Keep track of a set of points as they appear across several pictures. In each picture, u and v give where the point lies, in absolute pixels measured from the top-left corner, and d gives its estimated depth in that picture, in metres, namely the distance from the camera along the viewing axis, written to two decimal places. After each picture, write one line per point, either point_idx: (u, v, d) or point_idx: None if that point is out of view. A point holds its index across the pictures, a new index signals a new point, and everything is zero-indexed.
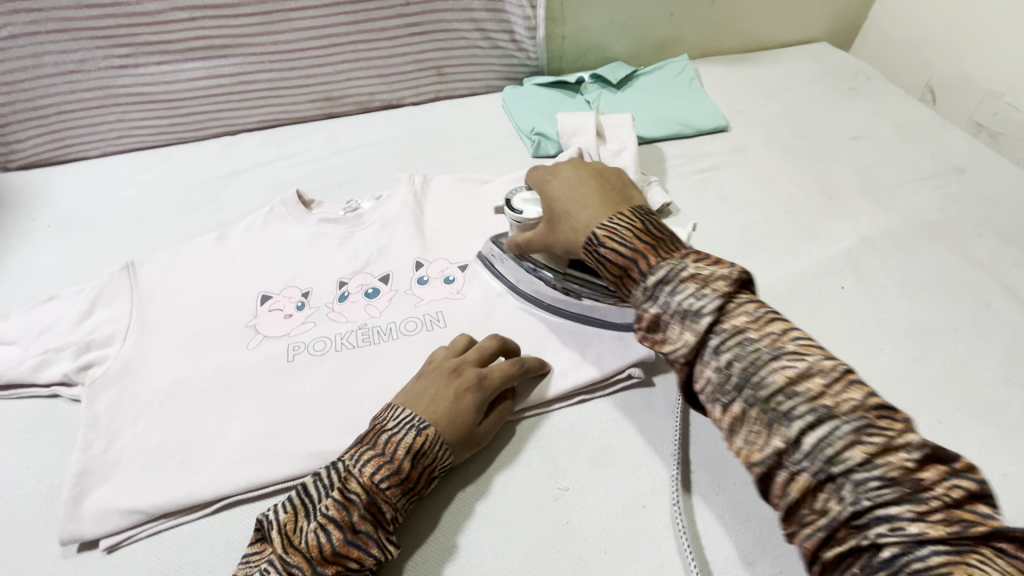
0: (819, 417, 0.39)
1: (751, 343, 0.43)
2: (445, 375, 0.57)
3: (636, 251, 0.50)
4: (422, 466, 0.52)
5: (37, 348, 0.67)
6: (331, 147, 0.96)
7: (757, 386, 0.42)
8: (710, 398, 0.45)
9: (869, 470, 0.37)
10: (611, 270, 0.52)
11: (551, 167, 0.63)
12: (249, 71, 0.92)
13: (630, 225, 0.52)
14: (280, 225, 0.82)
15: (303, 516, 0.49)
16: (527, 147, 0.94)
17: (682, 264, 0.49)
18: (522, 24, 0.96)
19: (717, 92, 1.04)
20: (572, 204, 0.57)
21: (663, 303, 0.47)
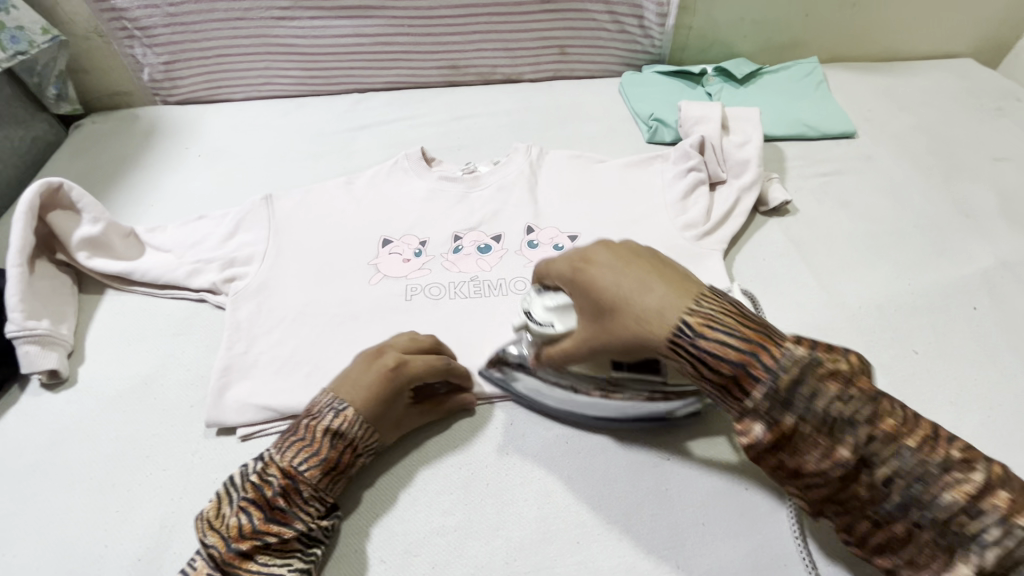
0: (862, 422, 0.41)
1: (807, 370, 0.41)
2: (369, 358, 0.58)
3: (749, 344, 0.42)
4: (342, 446, 0.54)
5: (190, 258, 0.75)
6: (452, 113, 1.00)
7: (811, 402, 0.41)
8: (756, 416, 0.42)
9: (834, 406, 0.41)
10: (714, 375, 0.43)
11: (583, 248, 0.50)
12: (389, 33, 0.98)
13: (720, 308, 0.44)
14: (402, 178, 0.87)
15: (225, 503, 0.52)
16: (641, 132, 0.94)
17: (803, 351, 0.42)
18: (653, 10, 0.97)
19: (846, 98, 1.00)
20: (630, 292, 0.45)
21: (802, 412, 0.41)
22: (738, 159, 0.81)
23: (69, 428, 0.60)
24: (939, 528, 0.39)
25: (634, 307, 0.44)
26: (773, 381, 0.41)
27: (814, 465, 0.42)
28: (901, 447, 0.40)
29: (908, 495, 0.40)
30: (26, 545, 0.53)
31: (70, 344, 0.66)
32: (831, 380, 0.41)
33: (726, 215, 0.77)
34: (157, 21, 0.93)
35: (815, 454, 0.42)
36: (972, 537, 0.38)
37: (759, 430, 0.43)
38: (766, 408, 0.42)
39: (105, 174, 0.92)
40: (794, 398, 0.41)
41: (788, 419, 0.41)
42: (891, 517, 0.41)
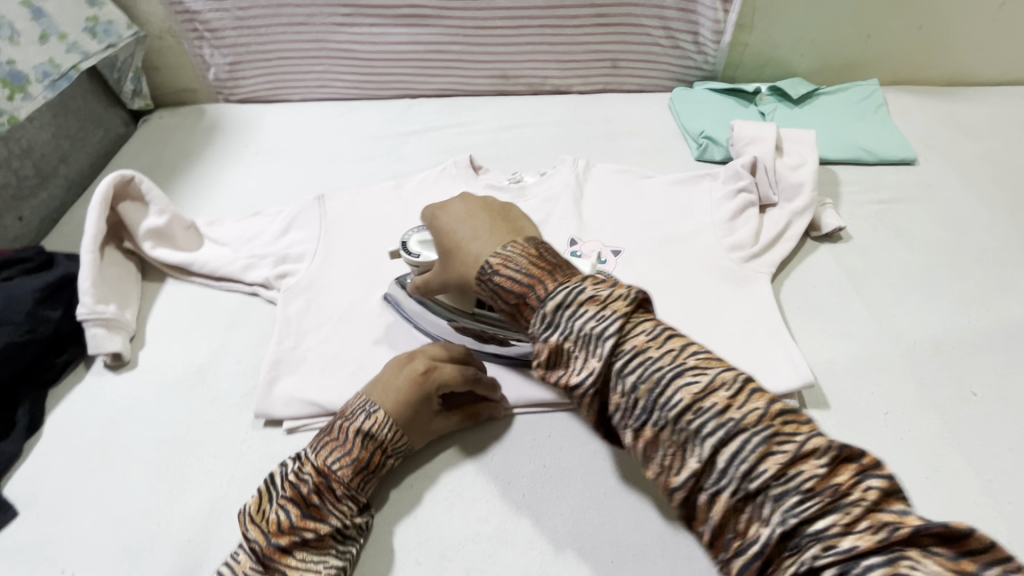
0: (727, 430, 0.40)
1: (652, 360, 0.44)
2: (401, 361, 0.59)
3: (531, 277, 0.49)
4: (375, 447, 0.55)
5: (246, 253, 0.78)
6: (500, 122, 1.01)
7: (664, 402, 0.42)
8: (622, 421, 0.45)
9: (697, 409, 0.41)
10: (506, 299, 0.50)
11: (439, 200, 0.59)
12: (443, 41, 1.00)
13: (522, 252, 0.50)
14: (449, 184, 0.88)
15: (265, 499, 0.53)
16: (690, 149, 0.94)
17: (578, 284, 0.47)
18: (710, 27, 0.96)
19: (907, 123, 0.97)
20: (464, 237, 0.54)
21: (563, 330, 0.46)
22: (791, 182, 0.79)
23: (129, 409, 0.64)
24: (754, 498, 0.39)
25: (467, 252, 0.53)
26: (602, 326, 0.45)
27: (637, 432, 0.44)
28: (722, 415, 0.41)
29: (701, 454, 0.41)
30: (85, 518, 0.56)
31: (132, 329, 0.70)
32: (693, 388, 0.42)
33: (775, 239, 0.76)
34: (227, 24, 0.98)
35: (622, 398, 0.44)
36: (786, 505, 0.38)
37: (578, 374, 0.46)
38: (541, 331, 0.47)
39: (168, 167, 0.97)
40: (619, 360, 0.45)
41: (647, 424, 0.43)
42: (710, 490, 0.41)
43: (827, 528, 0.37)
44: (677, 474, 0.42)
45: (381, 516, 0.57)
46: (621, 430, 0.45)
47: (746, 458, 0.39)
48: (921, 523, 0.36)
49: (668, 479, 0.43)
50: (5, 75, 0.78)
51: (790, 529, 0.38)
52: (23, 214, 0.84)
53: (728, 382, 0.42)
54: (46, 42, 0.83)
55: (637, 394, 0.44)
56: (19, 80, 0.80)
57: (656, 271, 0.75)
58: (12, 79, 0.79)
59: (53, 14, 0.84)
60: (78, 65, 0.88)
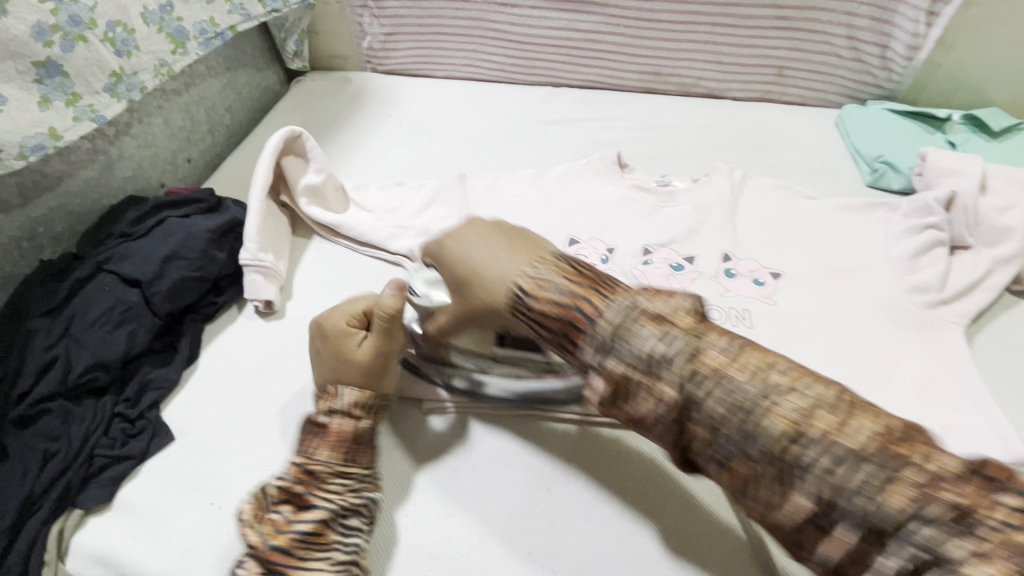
0: (834, 462, 0.35)
1: (734, 385, 0.39)
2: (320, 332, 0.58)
3: (574, 298, 0.44)
4: (349, 419, 0.53)
5: (390, 221, 0.79)
6: (647, 121, 0.97)
7: (756, 434, 0.37)
8: (701, 454, 0.40)
9: (807, 445, 0.36)
10: (549, 328, 0.44)
11: (449, 231, 0.52)
12: (602, 31, 0.96)
13: (555, 271, 0.45)
14: (593, 179, 0.85)
15: (259, 506, 0.51)
16: (861, 173, 0.85)
17: (631, 301, 0.43)
18: (904, 41, 0.86)
19: None
20: (482, 262, 0.47)
21: (621, 357, 0.41)
22: (996, 225, 0.69)
23: (277, 357, 0.65)
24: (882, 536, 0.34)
25: (489, 276, 0.47)
26: (599, 332, 0.42)
27: (603, 374, 0.42)
28: (714, 376, 0.39)
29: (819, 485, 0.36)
30: (233, 456, 0.58)
31: (282, 280, 0.72)
32: (788, 415, 0.37)
33: (968, 288, 0.67)
34: None
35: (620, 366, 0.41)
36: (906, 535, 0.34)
37: (650, 407, 0.41)
38: (593, 360, 0.43)
39: (317, 128, 1.00)
40: (616, 342, 0.41)
41: (739, 460, 0.38)
42: (822, 520, 0.36)
43: (930, 528, 0.33)
44: (780, 516, 0.38)
45: (516, 514, 0.55)
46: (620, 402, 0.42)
47: (824, 455, 0.36)
48: None
49: (753, 513, 0.39)
50: (172, 30, 0.78)
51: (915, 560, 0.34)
52: (190, 157, 0.89)
53: (828, 403, 0.37)
54: (213, 1, 0.82)
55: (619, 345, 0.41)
56: (181, 36, 0.79)
57: (823, 301, 0.68)
58: (175, 35, 0.78)
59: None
60: (235, 27, 0.87)
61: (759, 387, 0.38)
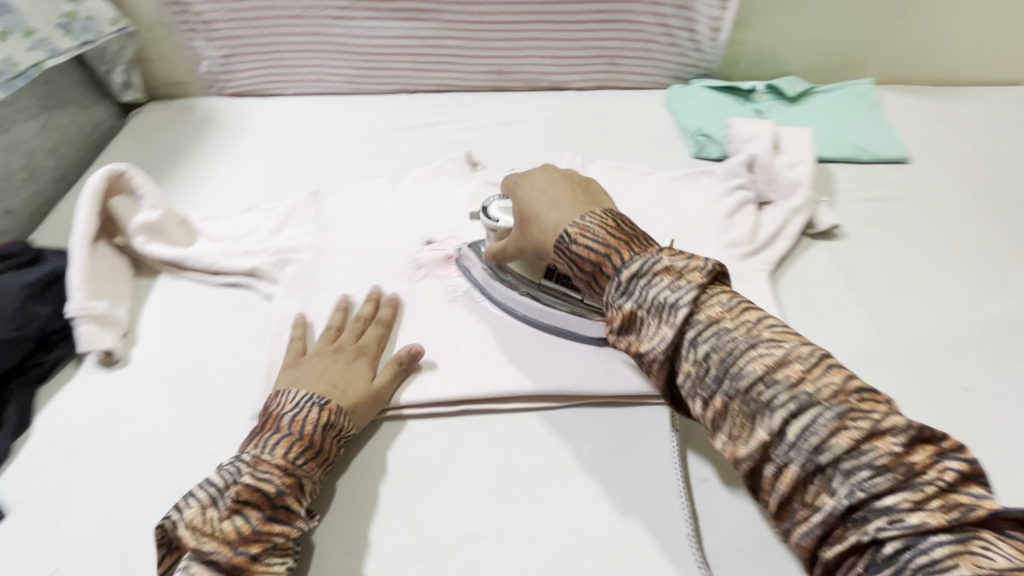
0: (799, 405, 0.42)
1: (726, 332, 0.46)
2: (330, 354, 0.62)
3: (608, 248, 0.52)
4: (331, 435, 0.55)
5: (241, 247, 0.77)
6: (497, 118, 1.01)
7: (736, 374, 0.44)
8: (691, 392, 0.47)
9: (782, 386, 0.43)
10: (581, 269, 0.54)
11: (523, 172, 0.64)
12: (440, 37, 0.99)
13: (601, 223, 0.54)
14: (446, 180, 0.88)
15: (211, 507, 0.49)
16: (687, 146, 0.94)
17: (654, 257, 0.51)
18: (707, 23, 0.96)
19: (899, 122, 0.98)
20: (541, 206, 0.59)
21: (638, 297, 0.50)
22: (789, 179, 0.79)
23: (122, 406, 0.63)
24: (825, 472, 0.40)
25: (541, 221, 0.58)
26: (619, 276, 0.51)
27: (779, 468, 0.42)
28: (888, 468, 0.38)
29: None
30: (76, 518, 0.55)
31: (124, 326, 0.69)
32: (768, 361, 0.44)
33: (771, 237, 0.76)
34: (220, 16, 0.96)
35: (765, 435, 0.43)
36: (852, 477, 0.39)
37: (613, 316, 0.51)
38: (613, 298, 0.51)
39: (160, 160, 0.95)
40: (632, 286, 0.50)
41: (718, 394, 0.45)
42: (868, 546, 0.38)
43: (917, 513, 0.37)
44: (745, 445, 0.44)
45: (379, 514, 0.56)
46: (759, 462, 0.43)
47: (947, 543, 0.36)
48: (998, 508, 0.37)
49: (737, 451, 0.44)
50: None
51: (856, 503, 0.39)
52: (9, 208, 0.82)
53: (805, 357, 0.44)
54: (6, 39, 0.77)
55: (786, 431, 0.42)
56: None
57: None
58: None
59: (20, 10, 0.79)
60: (41, 64, 0.82)
61: (751, 338, 0.45)
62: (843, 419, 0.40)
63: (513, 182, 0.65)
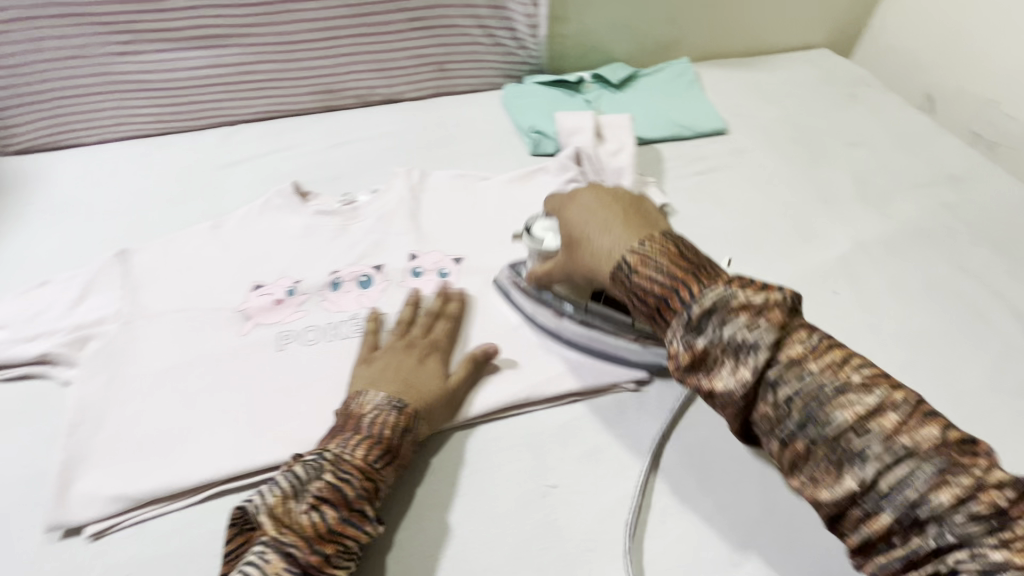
0: (897, 455, 0.40)
1: (811, 375, 0.44)
2: (403, 350, 0.62)
3: (676, 279, 0.49)
4: (407, 437, 0.55)
5: (30, 331, 0.67)
6: (330, 141, 0.96)
7: (825, 421, 0.43)
8: (767, 432, 0.47)
9: (870, 433, 0.41)
10: (644, 301, 0.51)
11: (567, 194, 0.64)
12: (251, 62, 0.92)
13: (661, 250, 0.52)
14: (276, 216, 0.81)
15: (291, 499, 0.48)
16: (525, 145, 0.94)
17: (728, 289, 0.48)
18: (523, 21, 0.97)
19: (716, 96, 1.04)
20: (591, 229, 0.57)
21: (712, 336, 0.46)
22: (614, 166, 0.81)
23: None
24: (914, 514, 0.39)
25: (592, 246, 0.56)
26: (688, 313, 0.48)
27: (784, 440, 0.45)
28: (890, 439, 0.41)
29: (948, 546, 0.38)
30: None
31: None
32: (859, 410, 0.42)
33: None
34: None
35: (770, 408, 0.46)
36: (925, 508, 0.39)
37: (680, 351, 0.48)
38: (676, 335, 0.48)
39: None
40: (705, 325, 0.47)
41: (800, 438, 0.44)
42: (868, 511, 0.41)
43: (985, 537, 0.37)
44: (830, 489, 0.42)
45: None
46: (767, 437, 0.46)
47: (974, 522, 0.37)
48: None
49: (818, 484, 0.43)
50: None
51: (936, 528, 0.38)
52: None
53: (900, 408, 0.42)
54: None
55: (792, 406, 0.44)
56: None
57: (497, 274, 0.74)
58: None
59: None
60: None
61: (853, 385, 0.44)
62: (846, 395, 0.43)
63: (557, 208, 0.64)
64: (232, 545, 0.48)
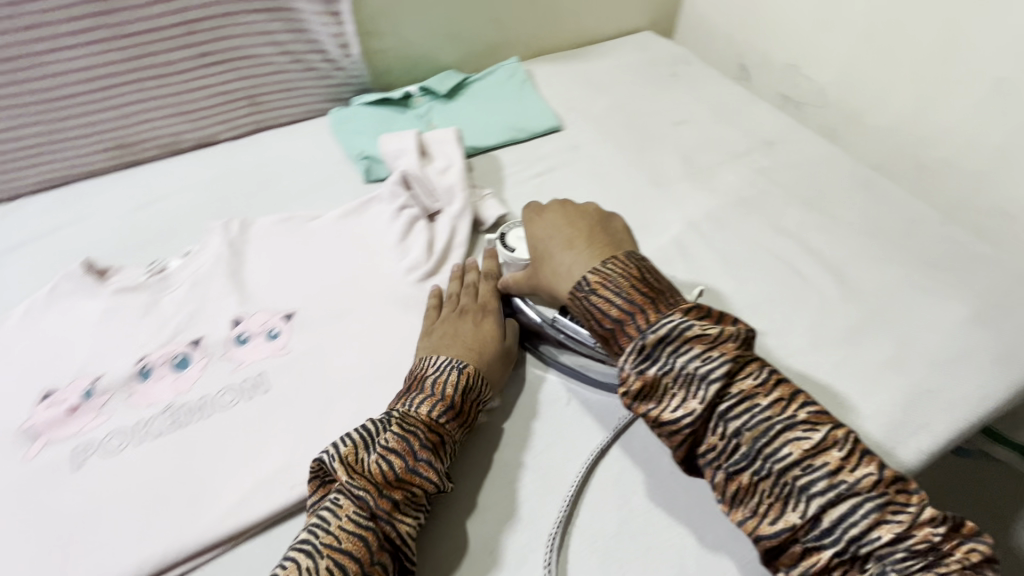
0: (838, 492, 0.45)
1: (760, 410, 0.48)
2: (457, 317, 0.64)
3: (633, 304, 0.54)
4: (467, 399, 0.57)
5: None
6: (133, 202, 0.84)
7: (773, 455, 0.47)
8: (712, 463, 0.49)
9: (811, 467, 0.45)
10: (601, 322, 0.55)
11: (538, 205, 0.68)
12: (10, 127, 0.78)
13: (623, 274, 0.56)
14: (68, 304, 0.70)
15: (362, 449, 0.51)
16: (357, 173, 0.89)
17: (684, 320, 0.52)
18: (331, 42, 0.90)
19: (549, 92, 1.04)
20: (554, 247, 0.62)
21: (666, 365, 0.50)
22: (443, 186, 0.79)
23: None
24: (852, 553, 0.44)
25: (558, 258, 0.61)
26: (642, 341, 0.51)
27: (730, 473, 0.48)
28: (833, 476, 0.45)
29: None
30: None
31: None
32: (804, 445, 0.46)
33: (446, 249, 0.74)
34: None
35: (720, 441, 0.49)
36: (864, 544, 0.44)
37: (631, 379, 0.51)
38: (627, 363, 0.51)
39: None
40: (658, 352, 0.51)
41: (748, 471, 0.47)
42: (809, 544, 0.45)
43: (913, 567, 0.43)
44: (775, 518, 0.46)
45: None
46: (713, 469, 0.49)
47: (904, 555, 0.43)
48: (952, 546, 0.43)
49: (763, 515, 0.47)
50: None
51: (873, 564, 0.43)
52: None
53: (840, 441, 0.47)
54: None
55: (741, 440, 0.48)
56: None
57: (333, 322, 0.68)
58: None
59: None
60: None
61: (802, 418, 0.48)
62: (795, 431, 0.47)
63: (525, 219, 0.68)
64: (310, 488, 0.52)
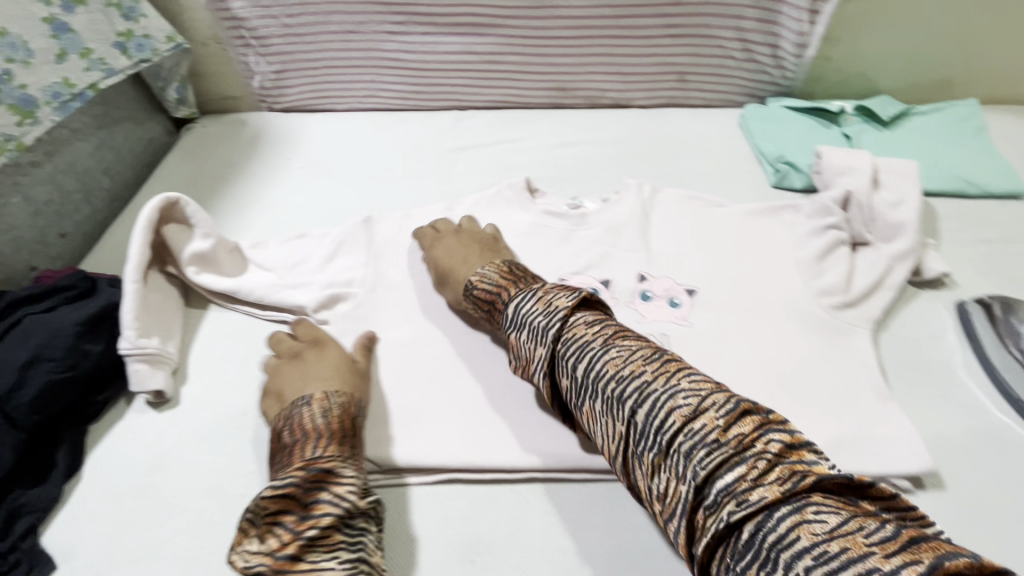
0: (645, 397, 0.49)
1: (594, 345, 0.54)
2: (298, 358, 0.64)
3: (500, 287, 0.65)
4: (334, 415, 0.57)
5: (293, 280, 0.74)
6: (555, 139, 0.96)
7: (591, 371, 0.52)
8: (578, 404, 0.55)
9: (623, 378, 0.51)
10: (484, 305, 0.66)
11: (435, 228, 0.76)
12: (498, 52, 0.93)
13: (496, 270, 0.67)
14: (504, 209, 0.82)
15: (252, 531, 0.49)
16: (766, 174, 0.86)
17: (535, 291, 0.61)
18: (792, 39, 0.88)
19: (1008, 149, 0.88)
20: (455, 262, 0.71)
21: (518, 321, 0.60)
22: (891, 221, 0.71)
23: (170, 454, 0.60)
24: (681, 462, 0.45)
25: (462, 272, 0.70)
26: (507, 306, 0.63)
27: (584, 409, 0.54)
28: (643, 385, 0.50)
29: (696, 475, 0.44)
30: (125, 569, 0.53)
31: (175, 363, 0.66)
32: (614, 360, 0.52)
33: (871, 288, 0.68)
34: (274, 32, 0.92)
35: (569, 380, 0.55)
36: (693, 460, 0.45)
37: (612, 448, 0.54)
38: (507, 326, 0.62)
39: (209, 182, 0.93)
40: (518, 314, 0.60)
41: (586, 402, 0.53)
42: (653, 459, 0.47)
43: (784, 508, 0.40)
44: (631, 445, 0.50)
45: None
46: (577, 409, 0.55)
47: (702, 445, 0.45)
48: (829, 479, 0.42)
49: (615, 441, 0.51)
50: (15, 100, 0.68)
51: (703, 483, 0.44)
52: (66, 231, 0.80)
53: (650, 358, 0.52)
54: (63, 60, 0.73)
55: (576, 370, 0.54)
56: (28, 104, 0.70)
57: (738, 317, 0.67)
58: (22, 104, 0.69)
59: (76, 29, 0.75)
60: (97, 86, 0.78)
61: (612, 346, 0.54)
62: (608, 351, 0.53)
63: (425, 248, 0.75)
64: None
